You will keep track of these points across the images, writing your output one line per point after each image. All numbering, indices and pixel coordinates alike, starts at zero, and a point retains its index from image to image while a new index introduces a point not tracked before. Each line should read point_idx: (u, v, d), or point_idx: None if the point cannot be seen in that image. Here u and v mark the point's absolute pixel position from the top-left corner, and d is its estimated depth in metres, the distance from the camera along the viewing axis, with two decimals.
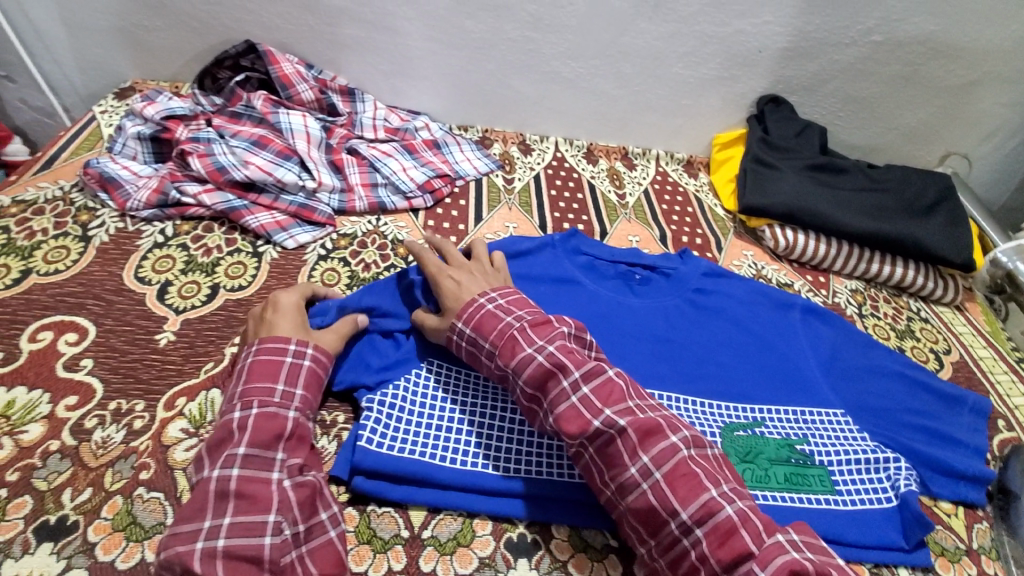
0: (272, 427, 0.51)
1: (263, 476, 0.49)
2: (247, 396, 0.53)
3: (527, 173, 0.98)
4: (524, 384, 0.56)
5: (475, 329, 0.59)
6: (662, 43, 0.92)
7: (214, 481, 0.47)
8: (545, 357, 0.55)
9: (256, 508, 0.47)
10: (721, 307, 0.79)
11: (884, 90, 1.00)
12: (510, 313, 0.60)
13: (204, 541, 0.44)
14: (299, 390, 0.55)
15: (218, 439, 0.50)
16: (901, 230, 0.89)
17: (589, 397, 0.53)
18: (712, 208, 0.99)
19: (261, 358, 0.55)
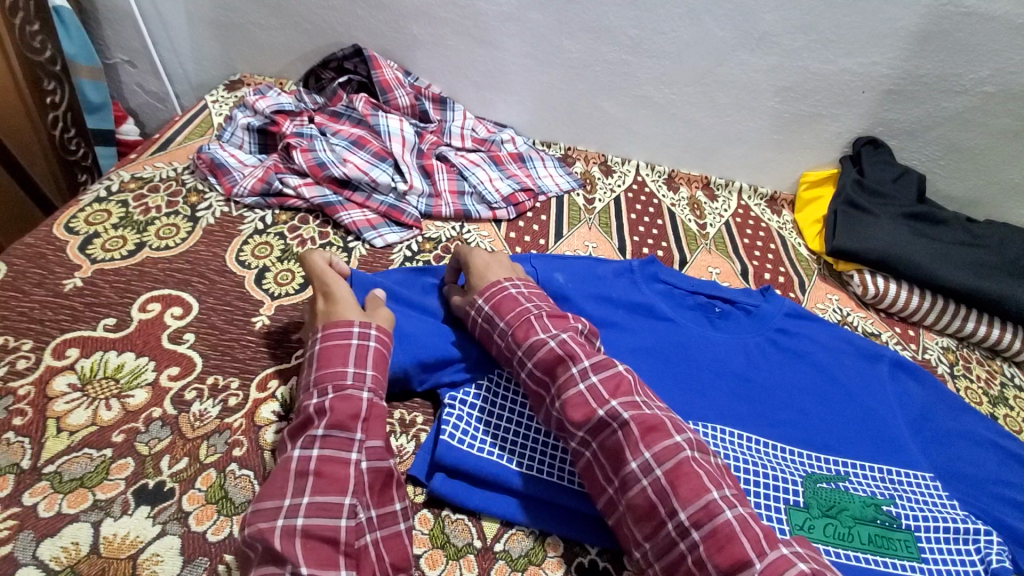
0: (348, 409, 0.50)
1: (342, 457, 0.49)
2: (321, 381, 0.52)
3: (607, 194, 0.98)
4: (533, 366, 0.57)
5: (495, 308, 0.61)
6: (760, 76, 0.91)
7: (296, 460, 0.48)
8: (557, 343, 0.57)
9: (334, 488, 0.47)
10: (805, 351, 0.76)
11: (993, 143, 0.94)
12: (530, 300, 0.62)
13: (284, 519, 0.45)
14: (369, 371, 0.54)
15: (300, 423, 0.51)
16: (1004, 290, 0.83)
17: (596, 386, 0.54)
18: (796, 247, 0.96)
19: (330, 344, 0.54)
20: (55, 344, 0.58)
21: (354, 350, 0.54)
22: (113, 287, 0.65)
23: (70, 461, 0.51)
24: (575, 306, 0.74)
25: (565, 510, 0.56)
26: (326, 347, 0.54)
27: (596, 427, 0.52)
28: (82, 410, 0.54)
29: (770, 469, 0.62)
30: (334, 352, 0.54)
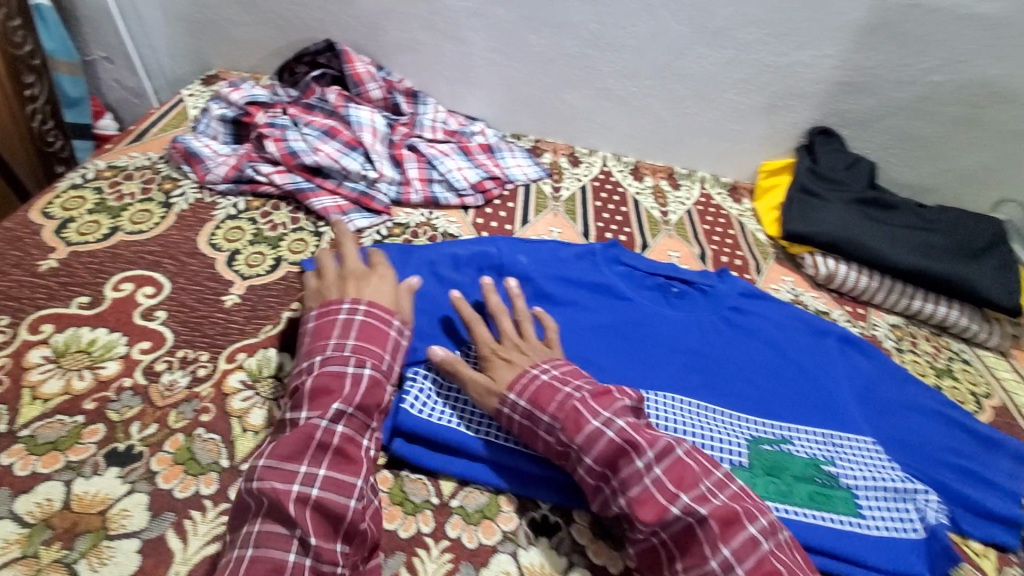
0: (375, 393, 0.54)
1: (356, 440, 0.51)
2: (358, 355, 0.55)
3: (574, 183, 1.01)
4: (591, 462, 0.52)
5: (532, 402, 0.56)
6: (717, 68, 0.96)
7: (321, 427, 0.50)
8: (614, 433, 0.52)
9: (349, 468, 0.50)
10: (756, 328, 0.80)
11: (941, 131, 0.98)
12: (567, 383, 0.57)
13: (300, 485, 0.47)
14: (393, 367, 0.58)
15: (325, 387, 0.52)
16: (949, 269, 0.87)
17: (661, 479, 0.50)
18: (754, 233, 1.00)
19: (370, 325, 0.57)
20: (31, 319, 0.61)
21: (390, 340, 0.58)
22: (87, 268, 0.67)
23: (44, 426, 0.53)
24: (535, 286, 0.78)
25: (519, 469, 0.58)
26: (367, 323, 0.57)
27: (666, 524, 0.48)
28: (56, 380, 0.57)
29: (717, 435, 0.66)
30: (373, 332, 0.57)
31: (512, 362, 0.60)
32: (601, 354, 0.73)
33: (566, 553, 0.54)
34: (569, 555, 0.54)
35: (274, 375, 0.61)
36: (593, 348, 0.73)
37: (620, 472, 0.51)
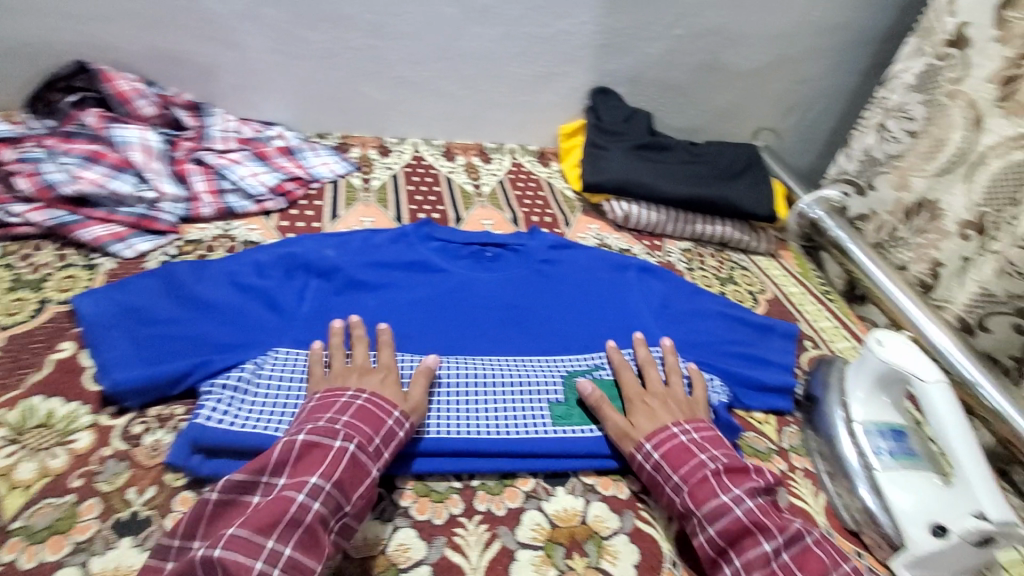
0: (357, 475, 0.52)
1: (327, 519, 0.49)
2: (347, 430, 0.54)
3: (385, 172, 1.02)
4: (714, 533, 0.56)
5: (665, 458, 0.61)
6: (494, 45, 1.03)
7: (296, 502, 0.48)
8: (742, 511, 0.56)
9: (315, 550, 0.48)
10: (564, 274, 0.87)
11: (693, 78, 1.14)
12: (703, 450, 0.61)
13: (264, 563, 0.45)
14: (383, 456, 0.55)
15: (306, 455, 0.51)
16: (715, 192, 1.01)
17: (787, 564, 0.53)
18: (562, 191, 1.09)
19: (367, 407, 0.57)
20: None
21: (385, 428, 0.56)
22: None
23: None
24: (345, 276, 0.77)
25: None
26: (364, 407, 0.57)
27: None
28: None
29: (531, 375, 0.71)
30: (370, 416, 0.56)
31: (652, 411, 0.66)
32: (418, 326, 0.74)
33: (389, 518, 0.57)
34: (392, 519, 0.57)
35: (42, 424, 0.58)
36: (408, 323, 0.74)
37: (739, 548, 0.55)
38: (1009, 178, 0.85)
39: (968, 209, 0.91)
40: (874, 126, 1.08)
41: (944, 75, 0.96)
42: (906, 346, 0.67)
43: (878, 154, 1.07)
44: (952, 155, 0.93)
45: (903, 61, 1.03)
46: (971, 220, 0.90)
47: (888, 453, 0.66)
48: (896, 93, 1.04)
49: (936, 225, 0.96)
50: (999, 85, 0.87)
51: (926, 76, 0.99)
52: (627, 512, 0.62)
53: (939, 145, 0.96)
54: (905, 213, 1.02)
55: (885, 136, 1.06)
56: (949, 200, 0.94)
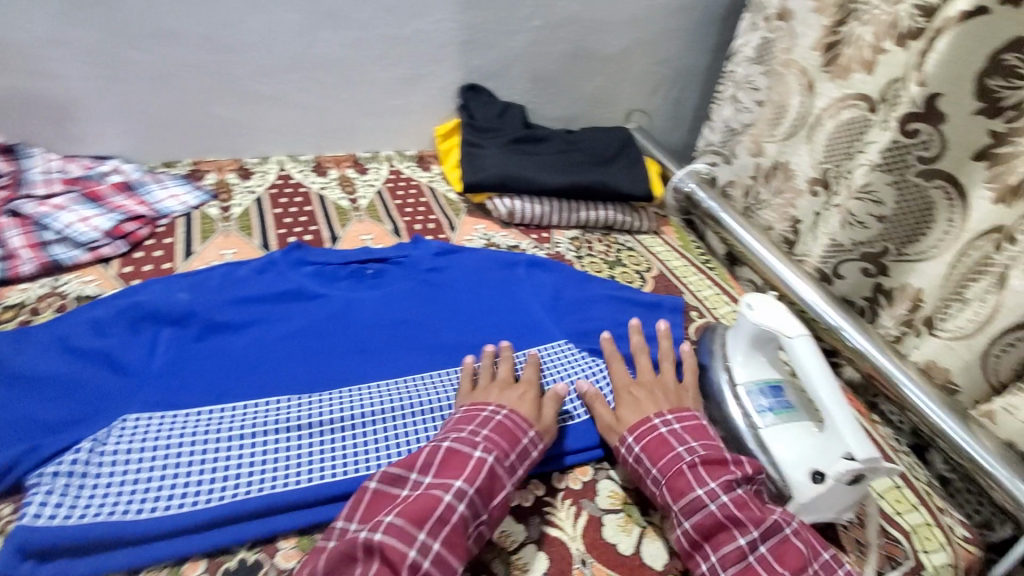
0: (495, 487, 0.56)
1: (468, 522, 0.53)
2: (489, 441, 0.58)
3: (247, 197, 0.94)
4: (690, 529, 0.57)
5: (646, 451, 0.62)
6: (349, 50, 0.97)
7: (444, 501, 0.52)
8: (717, 507, 0.57)
9: (456, 551, 0.51)
10: (452, 281, 0.84)
11: (560, 67, 1.15)
12: (682, 442, 0.62)
13: (416, 552, 0.49)
14: (518, 471, 0.59)
15: (451, 459, 0.56)
16: (592, 178, 1.03)
17: (765, 555, 0.55)
18: (445, 194, 1.06)
19: (507, 421, 0.61)
20: None
21: (521, 445, 0.60)
22: None
23: None
24: (204, 319, 0.70)
25: (199, 525, 0.53)
26: (503, 423, 0.61)
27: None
28: None
29: (421, 395, 0.68)
30: (508, 431, 0.60)
31: (639, 402, 0.68)
32: (294, 363, 0.69)
33: None
34: None
35: None
36: (282, 360, 0.68)
37: (713, 541, 0.56)
38: (842, 135, 0.93)
39: (813, 169, 0.98)
40: (729, 98, 1.14)
41: (776, 46, 1.03)
42: (775, 309, 0.71)
43: (735, 124, 1.14)
44: (794, 118, 1.00)
45: (742, 36, 1.10)
46: (816, 178, 0.98)
47: (768, 409, 0.70)
48: (741, 66, 1.11)
49: (790, 184, 1.03)
50: (822, 52, 0.95)
51: (761, 48, 1.06)
52: (533, 519, 0.61)
53: (781, 110, 1.03)
54: (764, 176, 1.08)
55: (739, 108, 1.12)
56: (797, 160, 1.01)
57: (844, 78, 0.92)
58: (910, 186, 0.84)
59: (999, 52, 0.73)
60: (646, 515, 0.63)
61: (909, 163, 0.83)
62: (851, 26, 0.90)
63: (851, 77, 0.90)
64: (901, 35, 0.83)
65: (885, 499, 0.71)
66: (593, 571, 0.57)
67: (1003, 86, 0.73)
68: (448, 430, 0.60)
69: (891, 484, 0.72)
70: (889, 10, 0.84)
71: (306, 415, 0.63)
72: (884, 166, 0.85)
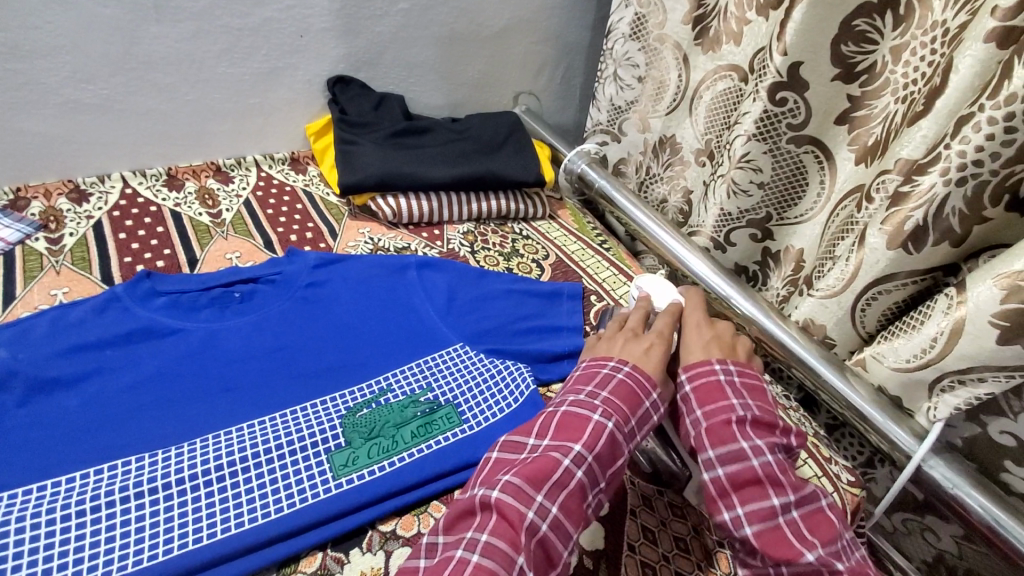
0: (615, 453, 0.58)
1: (585, 487, 0.54)
2: (609, 406, 0.59)
3: (81, 223, 0.81)
4: (725, 476, 0.57)
5: (698, 395, 0.63)
6: (188, 45, 0.86)
7: (565, 464, 0.54)
8: (757, 464, 0.57)
9: (572, 514, 0.53)
10: (334, 294, 0.77)
11: (437, 51, 1.09)
12: (738, 397, 0.62)
13: (535, 513, 0.51)
14: (637, 434, 0.60)
15: (570, 423, 0.58)
16: (481, 168, 0.98)
17: (795, 520, 0.55)
18: (324, 198, 0.98)
19: (627, 383, 0.62)
20: None
21: (643, 408, 0.62)
22: None
23: None
24: (24, 380, 0.59)
25: None
26: (622, 386, 0.62)
27: (797, 564, 0.52)
28: None
29: (302, 430, 0.63)
30: (628, 396, 0.61)
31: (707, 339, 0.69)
32: (150, 414, 0.61)
33: None
34: None
35: None
36: (133, 416, 0.60)
37: (742, 494, 0.56)
38: (719, 106, 0.95)
39: (698, 140, 1.01)
40: (611, 77, 1.13)
41: (649, 23, 1.03)
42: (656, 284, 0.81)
43: (620, 102, 1.14)
44: (674, 93, 1.03)
45: (616, 13, 1.07)
46: (702, 149, 1.01)
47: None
48: (619, 43, 1.09)
49: (677, 157, 1.06)
50: (692, 26, 0.96)
51: (634, 25, 1.04)
52: None
53: (661, 86, 1.05)
54: (653, 151, 1.11)
55: (621, 85, 1.12)
56: (682, 133, 1.04)
57: (715, 50, 0.94)
58: (784, 153, 0.87)
59: (850, 19, 0.75)
60: None
61: (781, 131, 0.86)
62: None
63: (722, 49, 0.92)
64: (761, 5, 0.84)
65: None
66: None
67: (855, 51, 0.77)
68: (571, 389, 0.63)
69: None
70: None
71: (168, 475, 0.57)
72: (758, 135, 0.87)
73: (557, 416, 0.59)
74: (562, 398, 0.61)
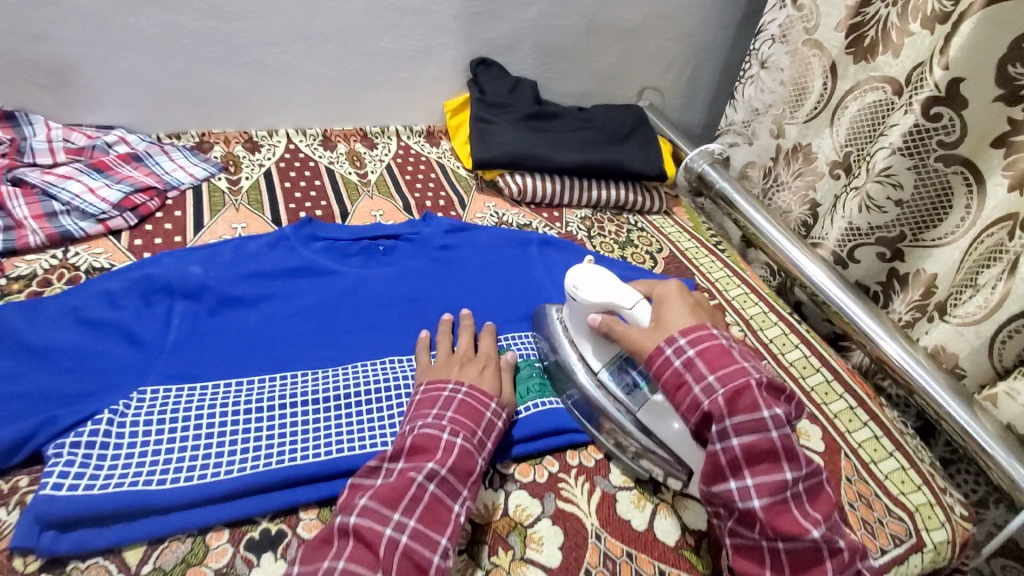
0: (473, 464, 0.54)
1: (444, 501, 0.51)
2: (453, 422, 0.55)
3: (255, 170, 0.93)
4: (741, 449, 0.52)
5: (704, 359, 0.55)
6: (358, 19, 0.94)
7: (417, 479, 0.50)
8: (776, 437, 0.52)
9: (437, 523, 0.49)
10: (465, 259, 0.83)
11: (574, 41, 1.12)
12: (746, 360, 0.56)
13: (393, 530, 0.48)
14: (489, 443, 0.57)
15: (420, 442, 0.53)
16: (605, 157, 1.02)
17: (801, 495, 0.52)
18: (455, 170, 1.05)
19: (467, 399, 0.58)
20: None
21: (487, 418, 0.58)
22: None
23: None
24: (214, 296, 0.69)
25: (225, 494, 0.53)
26: (466, 401, 0.58)
27: (799, 539, 0.50)
28: None
29: None
30: (472, 410, 0.57)
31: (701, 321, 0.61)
32: (309, 338, 0.69)
33: (295, 555, 0.52)
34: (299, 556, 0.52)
35: None
36: (296, 339, 0.68)
37: (753, 467, 0.52)
38: (863, 118, 0.93)
39: (836, 152, 0.98)
40: (753, 78, 1.11)
41: (798, 25, 1.00)
42: (596, 277, 0.64)
43: (758, 105, 1.11)
44: (816, 100, 1.00)
45: (769, 14, 1.06)
46: (838, 161, 0.98)
47: (636, 385, 0.63)
48: (766, 44, 1.07)
49: (810, 167, 1.03)
50: (847, 34, 0.94)
51: (785, 26, 1.03)
52: (547, 495, 0.60)
53: (802, 92, 1.02)
54: (784, 159, 1.08)
55: (761, 87, 1.09)
56: (819, 144, 1.01)
57: (870, 60, 0.91)
58: (930, 171, 0.83)
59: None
60: (657, 492, 0.63)
61: (930, 147, 0.82)
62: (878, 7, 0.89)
63: (877, 59, 0.90)
64: (927, 18, 0.82)
65: (890, 480, 0.72)
66: (607, 546, 0.58)
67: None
68: (413, 411, 0.57)
69: (896, 466, 0.73)
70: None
71: (329, 390, 0.63)
72: (904, 150, 0.84)
73: (405, 437, 0.54)
74: (409, 421, 0.56)
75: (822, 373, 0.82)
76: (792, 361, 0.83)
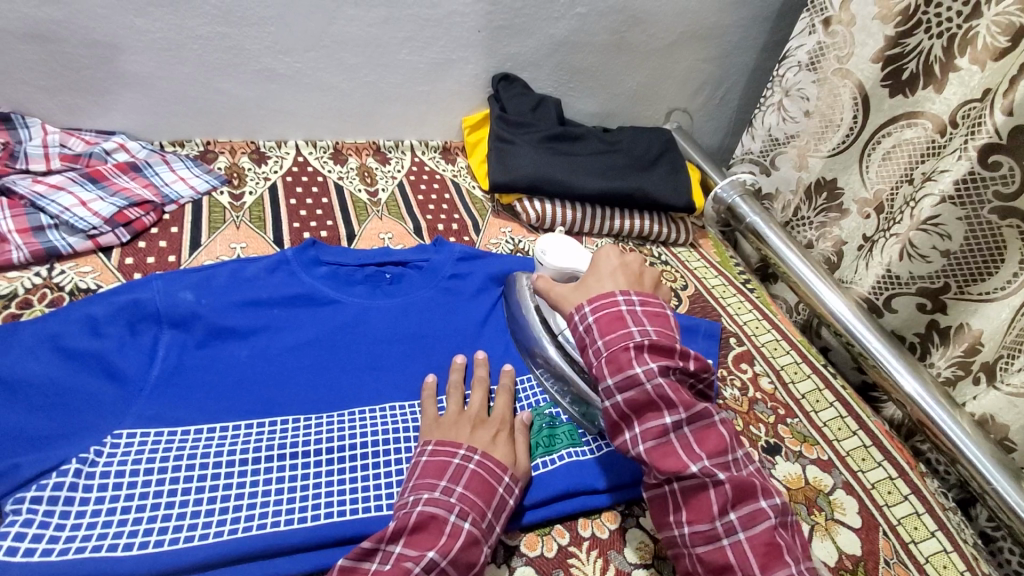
0: (477, 554, 0.49)
1: None
2: (461, 503, 0.50)
3: (260, 184, 0.88)
4: (621, 402, 0.55)
5: (598, 325, 0.59)
6: (377, 29, 0.89)
7: (414, 574, 0.45)
8: (651, 386, 0.54)
9: None
10: (478, 291, 0.77)
11: (601, 59, 1.07)
12: (638, 322, 0.58)
13: None
14: (497, 526, 0.52)
15: (423, 525, 0.48)
16: (630, 185, 0.95)
17: (685, 435, 0.54)
18: (470, 191, 0.99)
19: (479, 472, 0.53)
20: None
21: (498, 496, 0.53)
22: None
23: None
24: (205, 326, 0.64)
25: (195, 566, 0.48)
26: (477, 474, 0.53)
27: (681, 476, 0.52)
28: None
29: None
30: (483, 487, 0.52)
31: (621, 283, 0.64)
32: (302, 378, 0.63)
33: None
34: None
35: None
36: (292, 378, 0.63)
37: (637, 417, 0.54)
38: (900, 155, 0.87)
39: (865, 188, 0.93)
40: (775, 105, 1.04)
41: (829, 54, 0.93)
42: (562, 245, 0.72)
43: (778, 134, 1.05)
44: (843, 135, 0.94)
45: (795, 39, 0.98)
46: (868, 200, 0.92)
47: None
48: (791, 71, 1.00)
49: (835, 204, 0.97)
50: (882, 66, 0.87)
51: (813, 54, 0.96)
52: (556, 574, 0.54)
53: (829, 124, 0.96)
54: (805, 193, 1.02)
55: (784, 116, 1.03)
56: (847, 180, 0.95)
57: (907, 94, 0.84)
58: (982, 223, 0.75)
59: None
60: (676, 572, 0.57)
61: (984, 198, 0.75)
62: (919, 37, 0.81)
63: (917, 94, 0.83)
64: (977, 52, 0.75)
65: (931, 564, 0.65)
66: None
67: None
68: (416, 480, 0.52)
69: (938, 548, 0.66)
70: (962, 24, 0.77)
71: (320, 442, 0.58)
72: (954, 198, 0.77)
73: (405, 517, 0.48)
74: (410, 495, 0.51)
75: (858, 436, 0.75)
76: (825, 421, 0.76)
